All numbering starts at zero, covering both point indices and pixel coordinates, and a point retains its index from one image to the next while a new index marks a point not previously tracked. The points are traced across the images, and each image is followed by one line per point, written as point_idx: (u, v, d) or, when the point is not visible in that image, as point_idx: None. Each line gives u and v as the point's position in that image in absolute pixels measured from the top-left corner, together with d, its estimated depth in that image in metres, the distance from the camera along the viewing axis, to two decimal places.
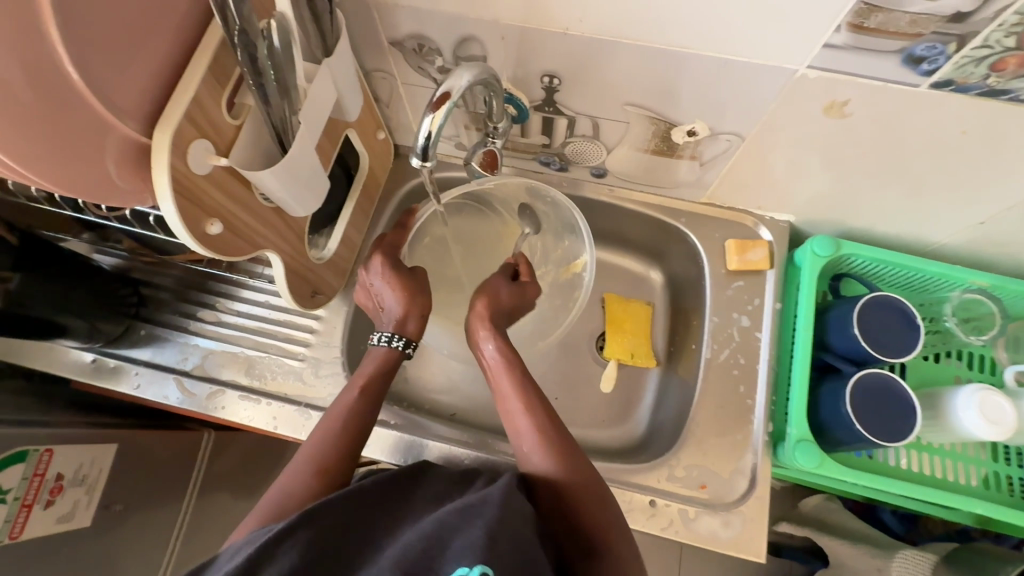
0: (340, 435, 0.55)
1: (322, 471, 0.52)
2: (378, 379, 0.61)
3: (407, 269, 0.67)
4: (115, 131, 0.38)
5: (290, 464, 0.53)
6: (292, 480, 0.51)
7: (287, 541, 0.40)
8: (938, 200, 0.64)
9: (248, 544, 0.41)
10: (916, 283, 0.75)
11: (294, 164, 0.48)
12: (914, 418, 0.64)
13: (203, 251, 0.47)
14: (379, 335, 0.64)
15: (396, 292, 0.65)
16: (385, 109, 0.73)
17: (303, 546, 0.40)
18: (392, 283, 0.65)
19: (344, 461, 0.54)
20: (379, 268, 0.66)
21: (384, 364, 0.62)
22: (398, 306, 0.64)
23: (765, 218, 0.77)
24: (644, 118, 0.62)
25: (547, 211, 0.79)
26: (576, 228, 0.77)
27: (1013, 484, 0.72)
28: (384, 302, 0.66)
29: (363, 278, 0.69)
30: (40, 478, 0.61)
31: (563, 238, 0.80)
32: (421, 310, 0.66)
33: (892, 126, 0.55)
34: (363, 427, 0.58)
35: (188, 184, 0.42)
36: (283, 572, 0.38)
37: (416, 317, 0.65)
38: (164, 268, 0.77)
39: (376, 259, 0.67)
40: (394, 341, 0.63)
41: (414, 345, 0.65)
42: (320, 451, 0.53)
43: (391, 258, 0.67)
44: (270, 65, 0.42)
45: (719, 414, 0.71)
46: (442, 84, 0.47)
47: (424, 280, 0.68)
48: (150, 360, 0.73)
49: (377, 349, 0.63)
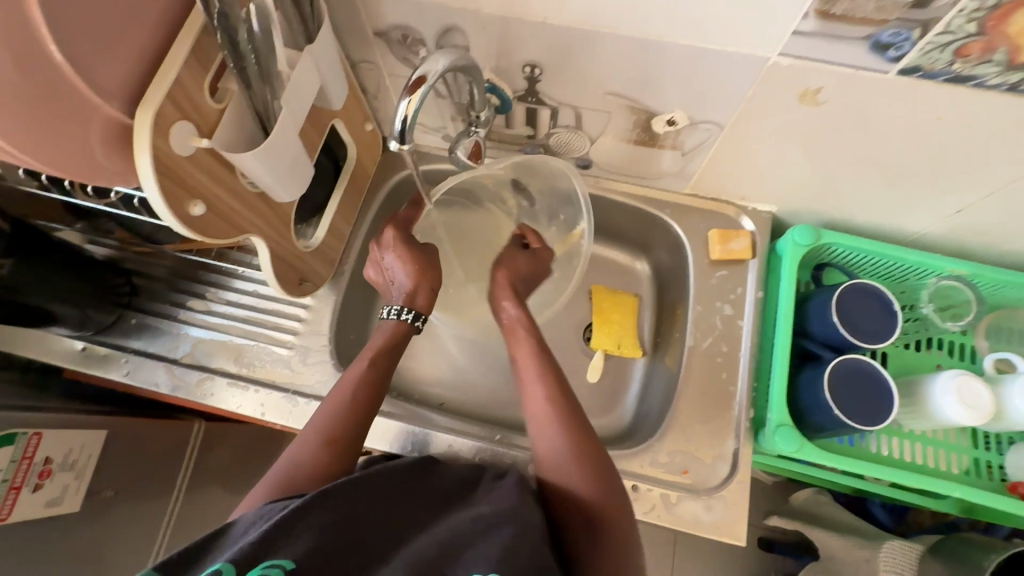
0: (350, 411, 0.57)
1: (329, 443, 0.53)
2: (385, 354, 0.63)
3: (417, 244, 0.69)
4: (97, 111, 0.39)
5: (301, 435, 0.54)
6: (296, 456, 0.52)
7: (299, 524, 0.41)
8: (912, 188, 0.66)
9: (260, 520, 0.42)
10: (895, 272, 0.76)
11: (277, 148, 0.50)
12: (892, 401, 0.65)
13: (187, 232, 0.48)
14: (389, 309, 0.66)
15: (408, 266, 0.67)
16: (373, 101, 0.74)
17: (314, 528, 0.41)
18: (403, 257, 0.67)
19: (350, 437, 0.55)
20: (390, 243, 0.68)
21: (394, 336, 0.64)
22: (408, 280, 0.67)
23: (747, 208, 0.79)
24: (624, 108, 0.63)
25: (540, 188, 0.80)
26: (572, 200, 0.77)
27: (993, 471, 0.73)
28: (395, 277, 0.68)
29: (373, 255, 0.70)
30: (28, 461, 0.62)
31: (559, 217, 0.81)
32: (431, 285, 0.68)
33: (863, 113, 0.56)
34: (370, 400, 0.59)
35: (170, 164, 0.43)
36: (294, 555, 0.39)
37: (426, 290, 0.67)
38: (155, 258, 0.78)
39: (388, 233, 0.69)
40: (405, 314, 0.65)
41: (424, 318, 0.67)
42: (330, 424, 0.55)
43: (402, 232, 0.70)
44: (250, 50, 0.44)
45: (702, 401, 0.71)
46: (419, 69, 0.48)
47: (435, 255, 0.70)
48: (140, 348, 0.74)
49: (388, 322, 0.65)
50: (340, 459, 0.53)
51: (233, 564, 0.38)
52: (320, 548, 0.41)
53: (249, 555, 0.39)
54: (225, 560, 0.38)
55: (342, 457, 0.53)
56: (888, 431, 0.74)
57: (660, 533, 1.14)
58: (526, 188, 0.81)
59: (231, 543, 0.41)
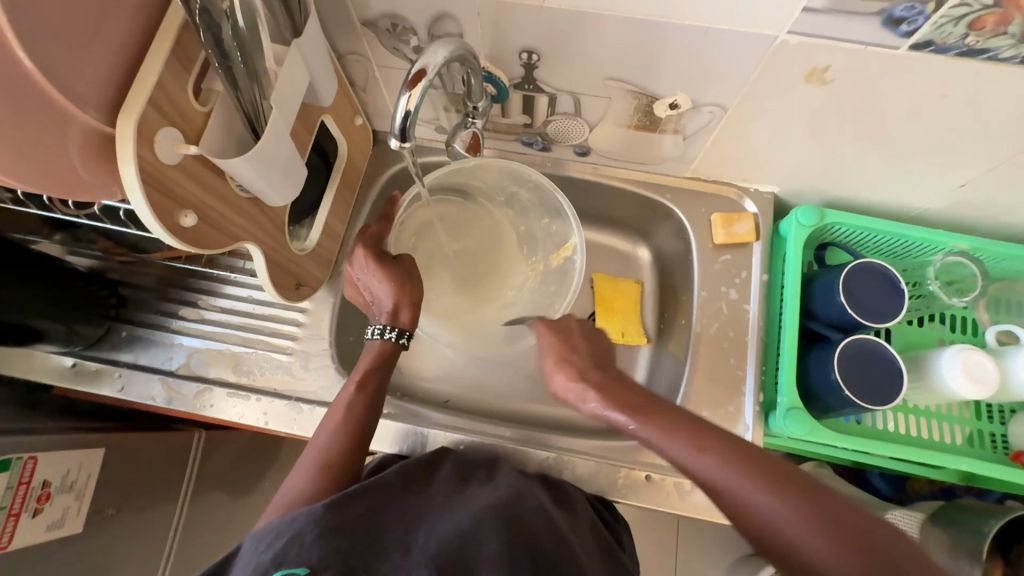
0: (347, 434, 0.56)
1: (323, 469, 0.53)
2: (377, 373, 0.62)
3: (392, 260, 0.65)
4: (75, 120, 0.36)
5: (296, 462, 0.54)
6: (293, 483, 0.52)
7: (308, 534, 0.43)
8: (918, 164, 0.65)
9: (272, 533, 0.43)
10: (898, 248, 0.76)
11: (269, 151, 0.47)
12: (901, 379, 0.65)
13: (179, 244, 0.45)
14: (372, 329, 0.64)
15: (385, 283, 0.64)
16: (361, 93, 0.71)
17: (322, 535, 0.43)
18: (378, 275, 0.64)
19: (348, 460, 0.54)
20: (363, 260, 0.65)
21: (379, 356, 0.63)
22: (388, 297, 0.64)
23: (749, 190, 0.78)
24: (626, 93, 0.61)
25: (529, 196, 0.76)
26: (560, 211, 0.74)
27: (995, 441, 0.74)
28: (376, 295, 0.65)
29: (349, 272, 0.69)
30: (26, 486, 0.59)
31: (544, 216, 0.77)
32: (413, 298, 0.64)
33: (872, 90, 0.54)
34: (367, 422, 0.58)
35: (158, 174, 0.40)
36: (309, 561, 0.41)
37: (407, 306, 0.64)
38: (141, 267, 0.75)
39: (359, 252, 0.66)
40: (388, 332, 0.63)
41: (408, 335, 0.64)
42: (328, 448, 0.54)
43: (374, 249, 0.66)
44: (236, 47, 0.41)
45: (710, 387, 0.71)
46: (417, 61, 0.46)
47: (411, 265, 0.66)
48: (134, 361, 0.71)
49: (372, 342, 0.64)
50: (341, 479, 0.53)
51: None
52: (332, 552, 0.42)
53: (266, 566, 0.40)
54: None
55: (344, 478, 0.53)
56: (894, 408, 0.75)
57: (665, 515, 1.15)
58: (515, 192, 0.77)
59: (246, 561, 0.42)
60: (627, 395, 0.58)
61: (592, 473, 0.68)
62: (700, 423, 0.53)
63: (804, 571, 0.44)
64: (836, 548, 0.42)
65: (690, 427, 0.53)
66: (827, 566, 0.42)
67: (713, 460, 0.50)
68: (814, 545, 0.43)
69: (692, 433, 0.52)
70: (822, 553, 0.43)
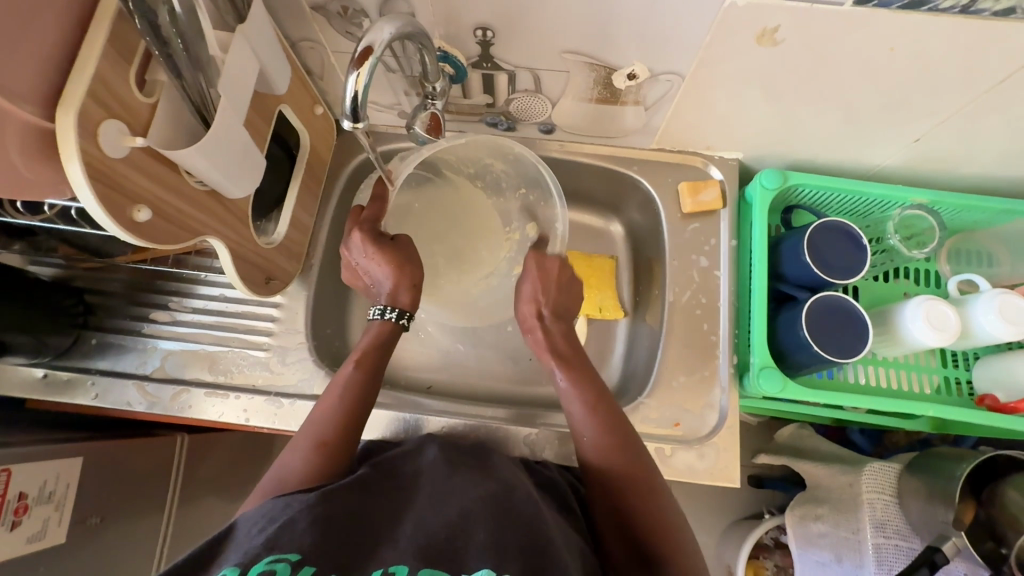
0: (341, 412, 0.56)
1: (320, 446, 0.53)
2: (374, 353, 0.62)
3: (389, 240, 0.65)
4: (11, 117, 0.35)
5: (293, 439, 0.55)
6: (289, 462, 0.52)
7: (295, 523, 0.43)
8: (872, 121, 0.66)
9: (266, 521, 0.44)
10: (860, 207, 0.78)
11: (220, 140, 0.46)
12: (866, 332, 0.67)
13: (134, 241, 0.44)
14: (374, 309, 0.64)
15: (385, 266, 0.63)
16: (319, 82, 0.70)
17: (314, 524, 0.43)
18: (378, 258, 0.64)
19: (341, 437, 0.55)
20: (359, 244, 0.65)
21: (381, 336, 0.63)
22: (388, 279, 0.64)
23: (714, 158, 0.79)
24: (583, 65, 0.61)
25: (507, 168, 0.77)
26: (540, 182, 0.75)
27: (962, 387, 0.77)
28: (374, 276, 0.65)
29: (347, 258, 0.68)
30: (2, 498, 0.58)
31: (521, 188, 0.78)
32: (412, 280, 0.64)
33: (821, 49, 0.55)
34: (365, 399, 0.58)
35: (105, 169, 0.39)
36: (299, 548, 0.41)
37: (407, 287, 0.64)
38: (108, 273, 0.73)
39: (354, 237, 0.65)
40: (388, 313, 0.63)
41: (409, 315, 0.64)
42: (320, 426, 0.55)
43: (369, 232, 0.65)
44: (176, 35, 0.40)
45: (686, 353, 0.73)
46: (364, 39, 0.45)
47: (409, 247, 0.66)
48: (107, 368, 0.70)
49: (373, 323, 0.64)
50: (335, 468, 0.53)
51: (238, 567, 0.39)
52: (319, 538, 0.42)
53: (256, 554, 0.40)
54: (232, 565, 0.39)
55: (335, 461, 0.53)
56: (864, 361, 0.77)
57: None
58: (490, 165, 0.77)
59: (238, 546, 0.42)
60: (571, 351, 0.64)
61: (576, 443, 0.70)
62: (620, 420, 0.59)
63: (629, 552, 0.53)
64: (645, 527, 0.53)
65: (613, 420, 0.58)
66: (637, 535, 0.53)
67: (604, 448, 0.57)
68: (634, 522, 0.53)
69: (614, 421, 0.58)
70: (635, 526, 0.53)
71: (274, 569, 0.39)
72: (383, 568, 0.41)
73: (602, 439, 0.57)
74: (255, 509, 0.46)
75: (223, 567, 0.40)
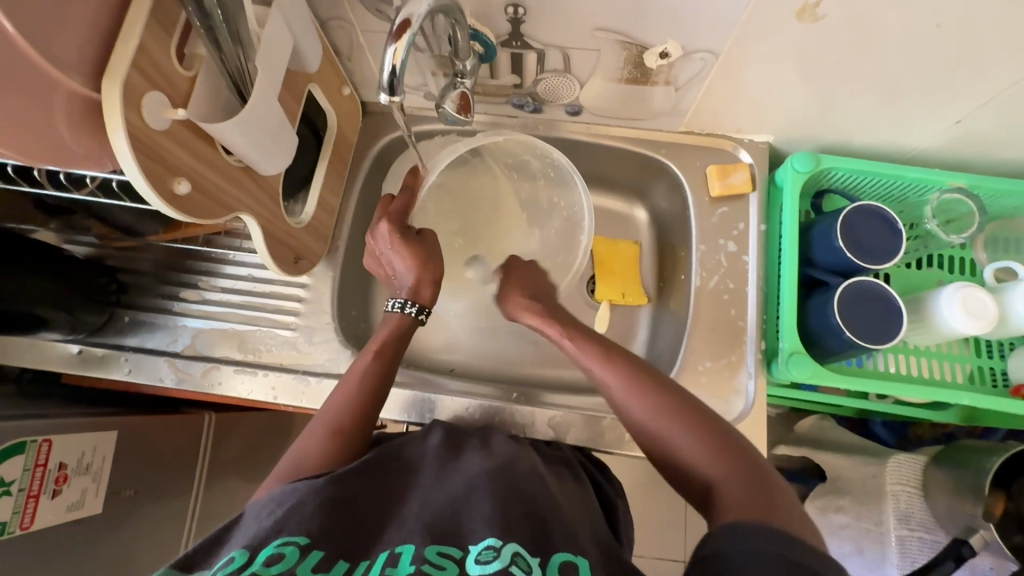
0: (357, 398, 0.57)
1: (335, 434, 0.54)
2: (392, 344, 0.62)
3: (414, 234, 0.66)
4: (60, 86, 0.36)
5: (307, 426, 0.55)
6: (303, 448, 0.52)
7: (306, 504, 0.43)
8: (911, 102, 0.64)
9: (275, 506, 0.44)
10: (896, 191, 0.76)
11: (256, 115, 0.47)
12: (900, 318, 0.66)
13: (175, 214, 0.45)
14: (393, 301, 0.64)
15: (407, 260, 0.64)
16: (347, 62, 0.70)
17: (321, 506, 0.43)
18: (400, 249, 0.64)
19: (355, 424, 0.55)
20: (385, 235, 0.65)
21: (396, 329, 0.63)
22: (410, 273, 0.64)
23: (744, 141, 0.77)
24: (615, 44, 0.60)
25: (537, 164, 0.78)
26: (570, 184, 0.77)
27: (996, 377, 0.75)
28: (395, 268, 0.66)
29: (371, 245, 0.68)
30: (43, 468, 0.60)
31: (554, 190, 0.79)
32: (434, 276, 0.65)
33: (863, 24, 0.54)
34: (380, 390, 0.58)
35: (147, 141, 0.40)
36: (308, 531, 0.41)
37: (429, 282, 0.65)
38: (140, 252, 0.74)
39: (382, 226, 0.65)
40: (408, 307, 0.63)
41: (427, 311, 0.65)
42: (333, 415, 0.55)
43: (396, 223, 0.65)
44: (218, 8, 0.40)
45: (712, 338, 0.72)
46: (401, 11, 0.45)
47: (433, 243, 0.67)
48: (139, 345, 0.72)
49: (392, 314, 0.64)
50: (346, 445, 0.53)
51: (246, 550, 0.39)
52: (328, 522, 0.42)
53: (263, 536, 0.40)
54: (240, 548, 0.40)
55: (352, 438, 0.54)
56: (893, 349, 0.76)
57: None
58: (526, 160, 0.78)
59: (247, 530, 0.43)
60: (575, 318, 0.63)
61: (600, 426, 0.70)
62: (635, 361, 0.57)
63: (698, 490, 0.48)
64: (706, 456, 0.48)
65: (626, 361, 0.57)
66: (696, 466, 0.48)
67: (679, 433, 0.50)
68: (687, 450, 0.49)
69: (632, 367, 0.56)
70: (693, 459, 0.49)
71: (283, 553, 0.39)
72: (389, 549, 0.41)
73: (624, 380, 0.55)
74: (257, 502, 0.46)
75: (231, 550, 0.41)
